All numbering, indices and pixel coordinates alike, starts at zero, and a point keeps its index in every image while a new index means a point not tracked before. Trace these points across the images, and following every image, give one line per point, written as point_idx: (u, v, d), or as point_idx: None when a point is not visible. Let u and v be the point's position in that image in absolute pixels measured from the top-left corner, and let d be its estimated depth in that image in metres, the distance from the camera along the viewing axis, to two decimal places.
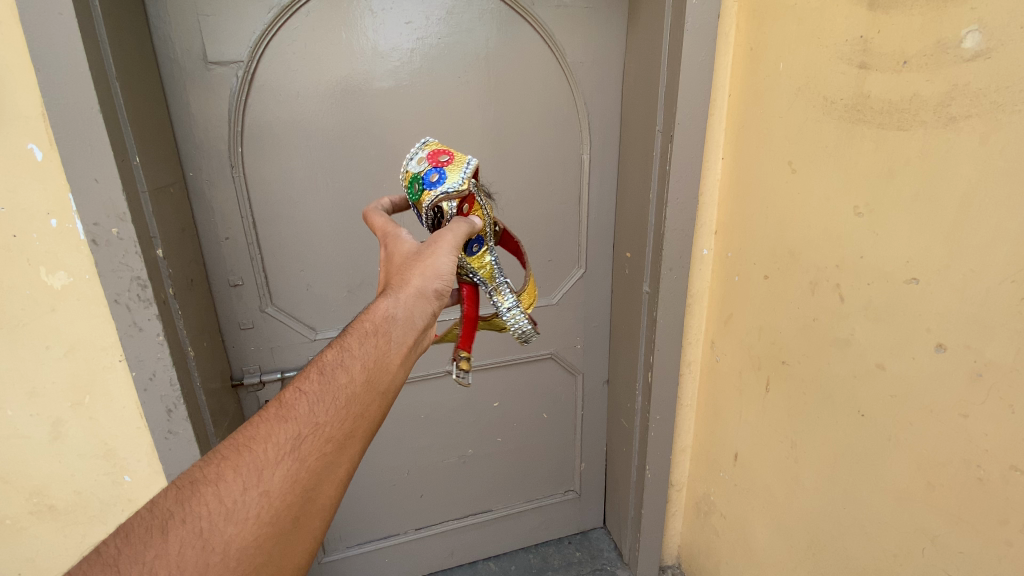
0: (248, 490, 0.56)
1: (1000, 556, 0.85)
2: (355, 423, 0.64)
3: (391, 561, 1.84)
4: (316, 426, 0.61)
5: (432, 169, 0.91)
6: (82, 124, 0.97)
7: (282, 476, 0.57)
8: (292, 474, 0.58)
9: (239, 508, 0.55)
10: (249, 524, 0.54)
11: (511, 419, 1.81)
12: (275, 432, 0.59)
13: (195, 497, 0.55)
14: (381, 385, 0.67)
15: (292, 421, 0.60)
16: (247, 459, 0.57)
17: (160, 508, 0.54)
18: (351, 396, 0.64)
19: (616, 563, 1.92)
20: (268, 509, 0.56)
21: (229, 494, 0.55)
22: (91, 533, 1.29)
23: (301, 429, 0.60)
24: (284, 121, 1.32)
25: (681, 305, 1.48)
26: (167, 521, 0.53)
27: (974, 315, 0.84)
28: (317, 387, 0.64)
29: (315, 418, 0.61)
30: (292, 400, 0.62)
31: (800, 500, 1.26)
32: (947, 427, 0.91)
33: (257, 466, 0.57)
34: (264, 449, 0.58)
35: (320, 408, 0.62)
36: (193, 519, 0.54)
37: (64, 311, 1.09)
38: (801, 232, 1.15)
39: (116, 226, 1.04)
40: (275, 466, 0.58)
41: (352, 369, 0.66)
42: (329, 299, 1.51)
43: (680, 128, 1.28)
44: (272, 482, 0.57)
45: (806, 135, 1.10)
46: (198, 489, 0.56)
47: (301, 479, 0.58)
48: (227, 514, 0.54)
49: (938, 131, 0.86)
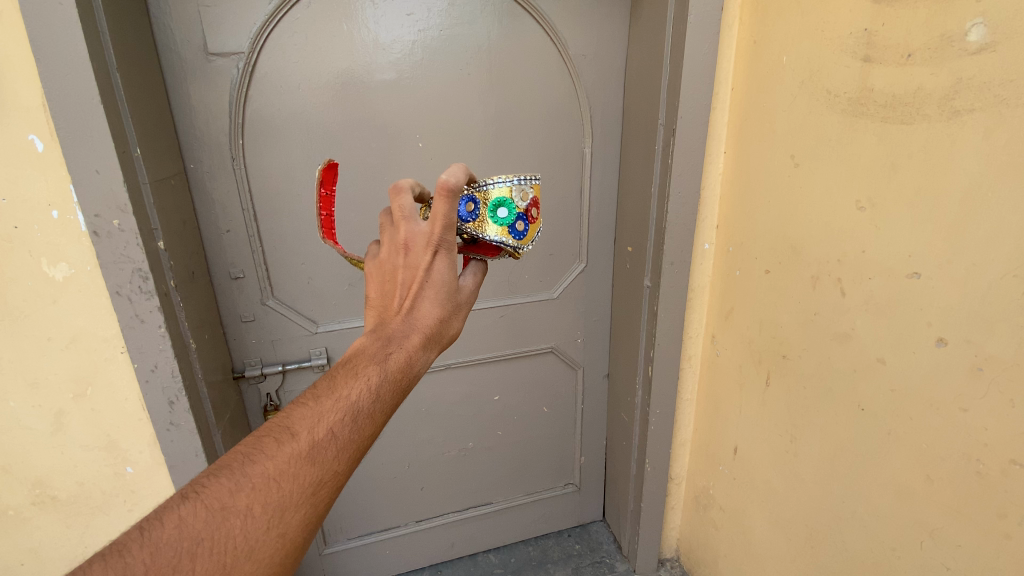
0: (270, 529, 0.58)
1: (999, 549, 0.86)
2: None
3: (391, 553, 1.86)
4: (339, 474, 0.63)
5: (523, 218, 0.96)
6: (82, 115, 0.97)
7: (301, 520, 0.60)
8: (309, 518, 0.60)
9: (259, 547, 0.57)
10: (265, 564, 0.57)
11: (512, 412, 1.81)
12: (303, 476, 0.60)
13: (220, 526, 0.56)
14: None
15: (319, 466, 0.61)
16: (273, 497, 0.59)
17: (187, 530, 0.55)
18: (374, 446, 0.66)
19: (615, 555, 1.93)
20: (284, 550, 0.59)
21: (252, 532, 0.57)
22: (93, 523, 1.30)
23: (326, 476, 0.62)
24: (285, 114, 1.31)
25: (681, 299, 1.48)
26: (195, 547, 0.55)
27: (975, 309, 0.84)
28: (348, 433, 0.64)
29: (340, 465, 0.63)
30: (321, 441, 0.62)
31: (799, 494, 1.27)
32: (947, 421, 0.91)
33: (281, 506, 0.59)
34: (290, 489, 0.60)
35: (346, 453, 0.63)
36: (218, 551, 0.55)
37: (65, 302, 1.09)
38: (803, 227, 1.15)
39: (117, 218, 1.04)
40: (297, 509, 0.60)
41: (380, 418, 0.67)
42: (330, 293, 1.51)
43: (682, 122, 1.28)
44: (292, 526, 0.59)
45: (809, 129, 1.10)
46: (224, 518, 0.57)
47: (314, 522, 0.61)
48: (248, 552, 0.56)
49: (941, 126, 0.85)
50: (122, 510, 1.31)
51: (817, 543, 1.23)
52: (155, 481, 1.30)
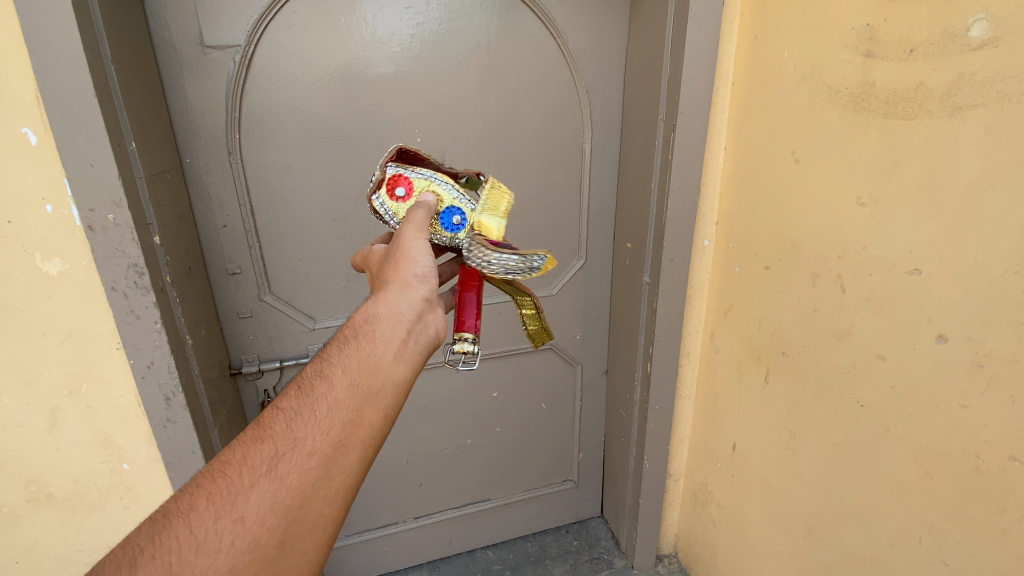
0: (222, 517, 0.57)
1: (997, 545, 0.86)
2: (338, 432, 0.64)
3: (389, 549, 1.85)
4: (293, 442, 0.62)
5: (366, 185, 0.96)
6: (77, 108, 0.96)
7: (256, 500, 0.59)
8: (266, 497, 0.59)
9: (212, 537, 0.56)
10: (223, 554, 0.56)
11: (510, 409, 1.81)
12: (250, 460, 0.61)
13: (167, 530, 0.56)
14: (365, 390, 0.68)
15: (268, 441, 0.62)
16: (220, 485, 0.59)
17: (134, 543, 0.55)
18: (332, 406, 0.65)
19: (613, 552, 1.93)
20: (246, 536, 0.57)
21: (201, 524, 0.57)
22: (89, 521, 1.29)
23: (278, 448, 0.62)
24: (282, 107, 1.30)
25: (681, 295, 1.47)
26: (140, 555, 0.54)
27: (976, 306, 0.84)
28: (295, 403, 0.65)
29: (291, 435, 0.63)
30: (269, 423, 0.64)
31: (797, 490, 1.27)
32: (947, 418, 0.91)
33: (229, 492, 0.59)
34: (236, 473, 0.60)
35: (296, 427, 0.63)
36: (165, 553, 0.55)
37: (60, 298, 1.08)
38: (804, 223, 1.14)
39: (112, 212, 1.03)
40: (249, 490, 0.59)
41: (330, 380, 0.67)
42: (327, 288, 1.50)
43: (682, 117, 1.27)
44: (250, 510, 0.58)
45: (810, 125, 1.09)
46: (170, 522, 0.57)
47: (278, 501, 0.59)
48: (198, 545, 0.56)
49: (943, 121, 0.85)
50: (118, 508, 1.30)
51: (815, 540, 1.24)
52: (151, 478, 1.29)
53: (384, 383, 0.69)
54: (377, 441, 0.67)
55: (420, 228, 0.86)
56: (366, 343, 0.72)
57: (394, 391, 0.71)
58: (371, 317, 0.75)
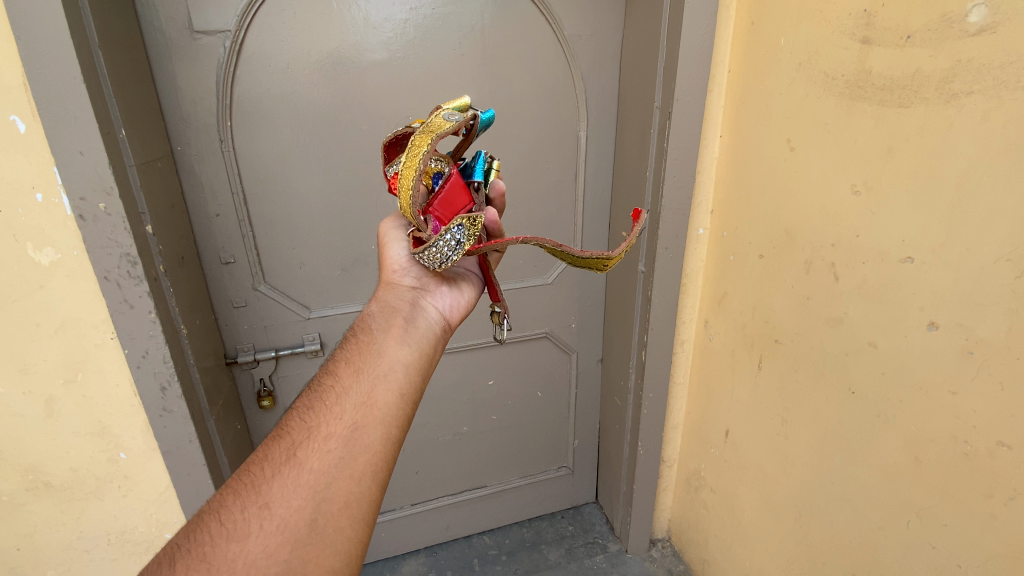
0: (249, 506, 0.59)
1: (984, 528, 0.88)
2: (352, 414, 0.69)
3: (387, 536, 1.87)
4: (309, 429, 0.66)
5: None
6: (64, 95, 0.94)
7: (280, 484, 0.61)
8: (290, 480, 0.61)
9: (243, 524, 0.58)
10: (256, 537, 0.57)
11: (506, 396, 1.82)
12: (272, 453, 0.64)
13: (198, 528, 0.58)
14: (370, 375, 0.74)
15: (286, 435, 0.66)
16: (244, 480, 0.62)
17: (169, 547, 0.57)
18: (342, 393, 0.71)
19: (608, 536, 1.95)
20: (275, 519, 0.59)
21: (230, 516, 0.59)
22: (88, 508, 1.29)
23: (295, 437, 0.66)
24: (274, 94, 1.28)
25: (676, 283, 1.48)
26: (175, 553, 0.56)
27: (967, 293, 0.85)
28: (307, 400, 0.71)
29: (305, 425, 0.67)
30: (286, 423, 0.69)
31: (789, 475, 1.28)
32: (937, 404, 0.92)
33: (253, 484, 0.61)
34: (258, 466, 0.63)
35: (309, 417, 0.68)
36: (198, 546, 0.56)
37: (54, 287, 1.08)
38: (799, 211, 1.14)
39: (103, 201, 1.02)
40: (273, 477, 0.62)
41: (336, 375, 0.74)
42: (322, 278, 1.50)
43: (679, 105, 1.26)
44: (276, 494, 0.60)
45: (806, 112, 1.09)
46: (201, 521, 0.59)
47: (302, 482, 0.61)
48: (230, 534, 0.57)
49: (939, 108, 0.85)
50: (116, 496, 1.30)
51: (807, 525, 1.25)
52: (149, 466, 1.29)
53: (389, 366, 0.77)
54: (392, 421, 0.71)
55: (400, 237, 0.99)
56: (367, 342, 0.81)
57: (400, 375, 0.77)
58: (370, 323, 0.85)
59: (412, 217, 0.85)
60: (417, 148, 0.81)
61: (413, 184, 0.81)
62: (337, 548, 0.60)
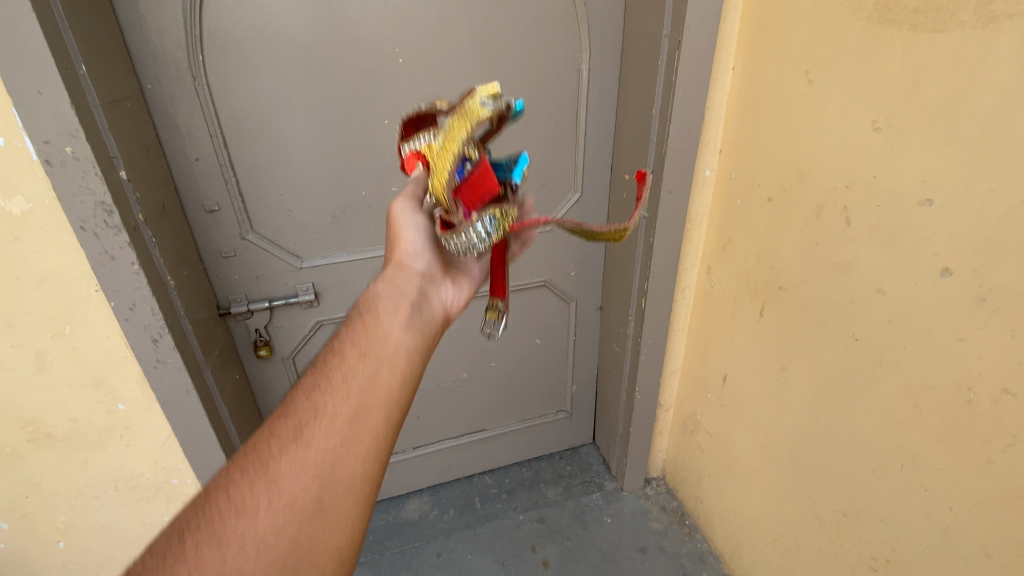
0: (254, 483, 0.58)
1: (978, 472, 0.88)
2: (357, 392, 0.66)
3: (390, 477, 1.92)
4: (314, 407, 0.64)
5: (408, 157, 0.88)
6: (9, 24, 0.85)
7: (287, 461, 0.60)
8: (296, 458, 0.60)
9: (251, 502, 0.57)
10: (264, 514, 0.56)
11: (505, 344, 1.82)
12: (278, 428, 0.63)
13: (204, 505, 0.57)
14: (376, 355, 0.72)
15: (290, 412, 0.65)
16: (249, 457, 0.61)
17: (175, 523, 0.56)
18: (346, 371, 0.69)
19: (604, 475, 2.02)
20: (282, 496, 0.58)
21: (236, 492, 0.58)
22: (92, 458, 1.30)
23: (299, 415, 0.64)
24: (246, 24, 1.17)
25: (679, 228, 1.43)
26: (182, 529, 0.55)
27: (986, 238, 0.81)
28: (311, 377, 0.69)
29: (310, 402, 0.65)
30: (290, 402, 0.67)
31: (784, 419, 1.30)
32: (942, 352, 0.90)
33: (258, 462, 0.60)
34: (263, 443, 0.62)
35: (315, 394, 0.66)
36: (206, 524, 0.55)
37: (28, 239, 1.02)
38: (812, 151, 1.08)
39: (69, 145, 0.95)
40: (279, 456, 0.60)
41: (340, 353, 0.72)
42: (312, 226, 1.44)
43: (689, 33, 1.16)
44: (283, 472, 0.59)
45: (828, 40, 0.99)
46: (206, 499, 0.58)
47: (308, 462, 0.60)
48: (236, 509, 0.56)
49: (978, 33, 0.77)
50: (119, 445, 1.31)
51: (799, 467, 1.27)
52: (149, 417, 1.29)
53: (395, 349, 0.74)
54: (399, 404, 0.70)
55: (412, 208, 0.87)
56: (372, 319, 0.78)
57: (406, 360, 0.75)
58: (373, 298, 0.81)
59: (443, 195, 0.74)
60: (455, 131, 0.74)
61: (451, 164, 0.73)
62: (346, 529, 0.60)
